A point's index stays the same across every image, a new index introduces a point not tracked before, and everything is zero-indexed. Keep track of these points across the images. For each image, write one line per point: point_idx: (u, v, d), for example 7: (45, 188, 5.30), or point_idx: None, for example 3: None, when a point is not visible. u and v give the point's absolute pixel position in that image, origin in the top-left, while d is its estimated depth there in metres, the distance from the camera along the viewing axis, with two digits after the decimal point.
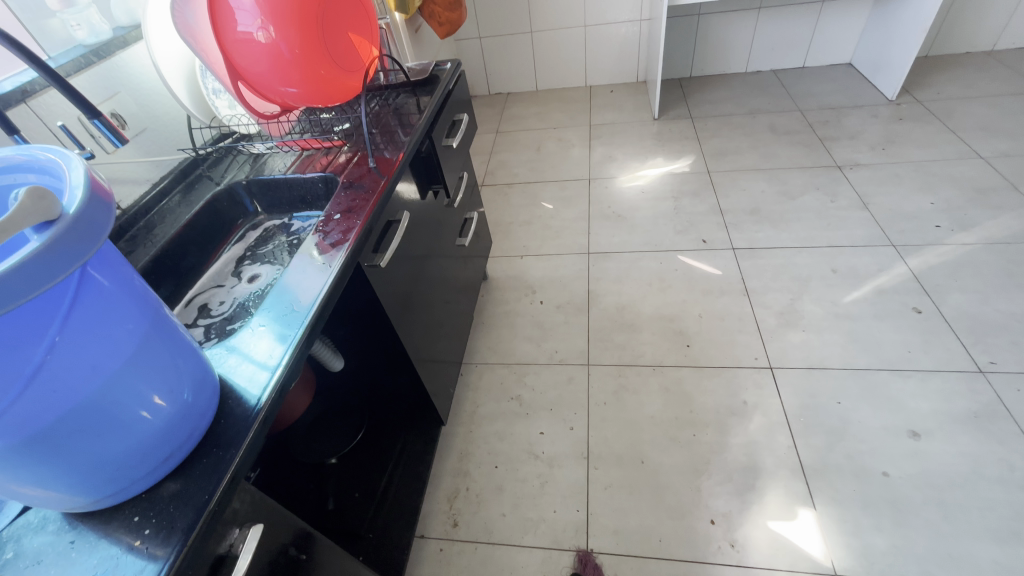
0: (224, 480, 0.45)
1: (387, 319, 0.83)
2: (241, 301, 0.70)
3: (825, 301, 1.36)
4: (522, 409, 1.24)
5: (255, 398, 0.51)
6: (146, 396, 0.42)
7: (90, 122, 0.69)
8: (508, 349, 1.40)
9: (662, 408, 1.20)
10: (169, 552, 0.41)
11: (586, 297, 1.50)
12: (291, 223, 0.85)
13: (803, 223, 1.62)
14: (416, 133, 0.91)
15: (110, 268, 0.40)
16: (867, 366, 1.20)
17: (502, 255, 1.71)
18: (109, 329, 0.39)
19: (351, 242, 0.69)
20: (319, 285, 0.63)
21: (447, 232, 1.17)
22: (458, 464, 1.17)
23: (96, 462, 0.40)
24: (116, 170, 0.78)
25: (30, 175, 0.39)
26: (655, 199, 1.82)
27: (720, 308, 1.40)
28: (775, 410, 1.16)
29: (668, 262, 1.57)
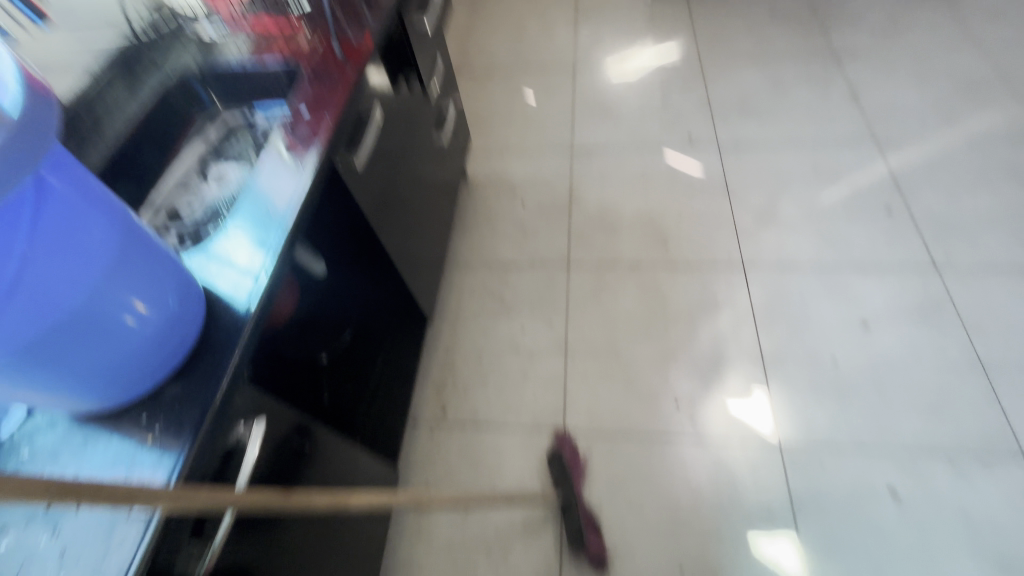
0: (224, 383, 0.47)
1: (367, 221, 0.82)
2: (210, 203, 0.66)
3: (802, 200, 1.38)
4: (504, 307, 1.29)
5: (243, 304, 0.52)
6: (134, 306, 0.42)
7: None
8: (489, 249, 1.41)
9: (638, 304, 1.26)
10: (182, 447, 0.43)
11: (568, 196, 1.49)
12: (251, 116, 0.77)
13: (791, 118, 1.58)
14: (384, 13, 0.82)
15: (69, 175, 0.38)
16: (833, 263, 1.26)
17: (482, 152, 1.64)
18: (81, 241, 0.38)
19: (323, 141, 0.65)
20: (296, 187, 0.61)
21: (423, 126, 1.11)
22: (444, 358, 1.23)
23: (95, 368, 0.41)
24: (42, 56, 0.70)
25: None
26: (643, 90, 1.72)
27: (700, 208, 1.41)
28: (743, 305, 1.23)
29: (652, 160, 1.53)
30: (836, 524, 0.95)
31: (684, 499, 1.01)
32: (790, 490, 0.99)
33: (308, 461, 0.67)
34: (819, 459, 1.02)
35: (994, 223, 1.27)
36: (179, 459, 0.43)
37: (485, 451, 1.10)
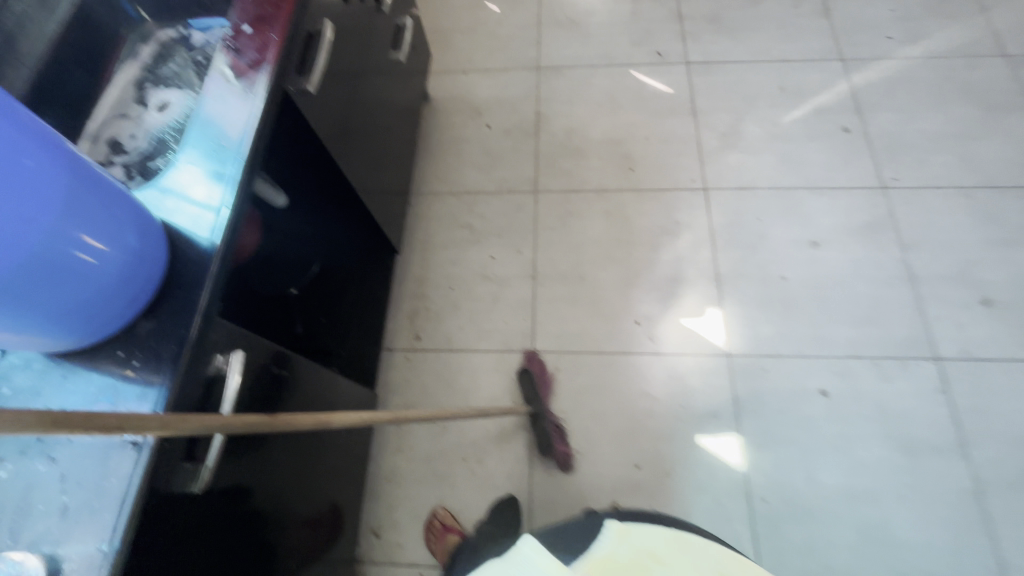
0: (198, 318, 0.48)
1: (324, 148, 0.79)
2: (157, 135, 0.63)
3: (766, 121, 1.39)
4: (472, 236, 1.30)
5: (207, 240, 0.51)
6: (91, 244, 0.42)
7: None
8: (455, 177, 1.38)
9: (604, 230, 1.29)
10: (164, 379, 0.45)
11: (535, 119, 1.44)
12: (190, 36, 0.71)
13: (762, 33, 1.54)
14: None
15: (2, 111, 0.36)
16: (790, 186, 1.31)
17: (444, 70, 1.55)
18: (24, 180, 0.37)
19: (272, 61, 0.61)
20: (247, 115, 0.58)
21: (378, 42, 1.03)
22: (415, 288, 1.25)
23: (63, 309, 0.41)
24: None
25: None
26: (613, 0, 1.63)
27: (666, 130, 1.40)
28: (703, 228, 1.27)
29: (621, 80, 1.49)
30: (773, 421, 1.08)
31: (642, 407, 1.11)
32: (736, 395, 1.10)
33: (287, 387, 0.70)
34: (763, 367, 1.12)
35: (941, 143, 1.32)
36: (163, 390, 0.45)
37: (458, 373, 1.16)
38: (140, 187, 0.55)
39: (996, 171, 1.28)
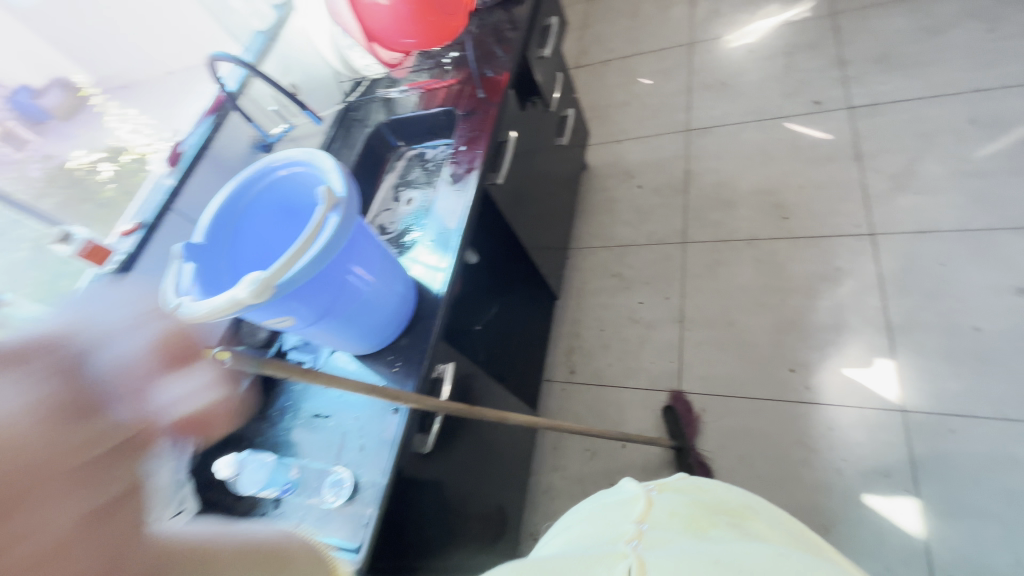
0: (435, 337, 0.76)
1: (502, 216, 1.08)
2: (407, 220, 0.95)
3: (950, 158, 1.28)
4: (623, 284, 1.46)
5: (439, 289, 0.80)
6: (386, 291, 0.72)
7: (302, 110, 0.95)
8: (608, 232, 1.57)
9: (754, 277, 1.32)
10: (415, 377, 0.73)
11: (684, 177, 1.57)
12: (426, 152, 1.07)
13: (946, 65, 1.42)
14: (513, 53, 1.04)
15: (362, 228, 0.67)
16: (985, 227, 1.18)
17: (600, 141, 1.79)
18: (364, 259, 0.68)
19: (478, 168, 0.91)
20: (464, 206, 0.87)
21: (547, 132, 1.31)
22: (571, 328, 1.45)
23: (370, 328, 0.72)
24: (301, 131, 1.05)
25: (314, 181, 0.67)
26: (765, 57, 1.69)
27: (824, 176, 1.39)
28: (870, 274, 1.22)
29: (773, 132, 1.53)
30: (963, 488, 0.97)
31: (796, 455, 1.09)
32: (912, 454, 1.02)
33: (475, 393, 0.96)
34: (949, 426, 1.02)
35: None
36: (415, 382, 0.72)
37: (608, 405, 1.30)
38: (402, 253, 0.88)
39: None
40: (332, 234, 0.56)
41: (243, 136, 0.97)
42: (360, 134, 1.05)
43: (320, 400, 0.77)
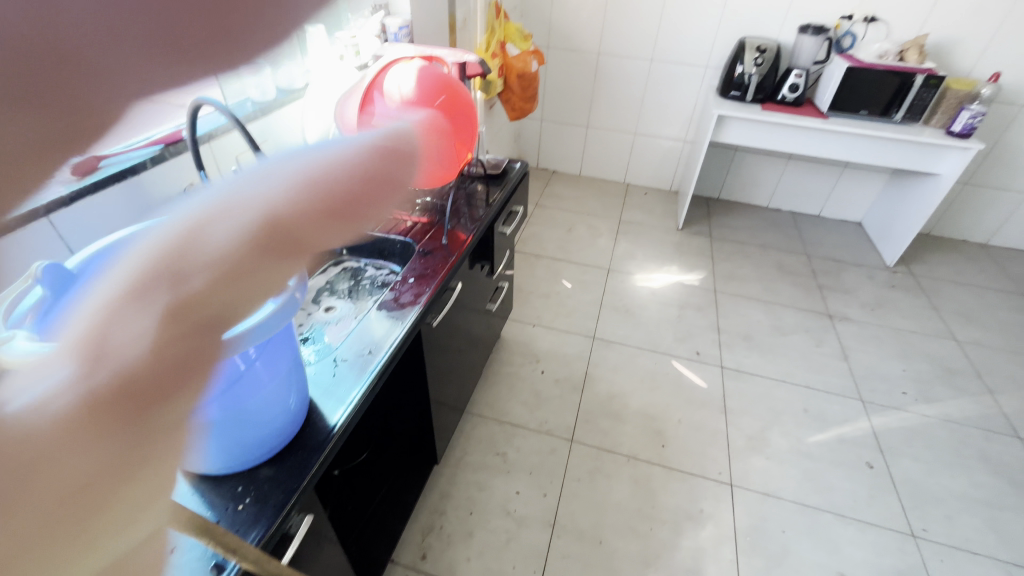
0: (307, 478, 0.61)
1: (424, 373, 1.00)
2: (317, 326, 0.91)
3: (791, 436, 1.52)
4: (504, 466, 1.39)
5: (334, 419, 0.68)
6: (289, 398, 0.60)
7: None
8: (503, 408, 1.56)
9: (629, 497, 1.33)
10: (264, 522, 0.56)
11: (584, 378, 1.67)
12: (365, 268, 1.08)
13: (787, 358, 1.80)
14: (484, 220, 1.12)
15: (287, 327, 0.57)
16: (815, 505, 1.35)
17: (517, 319, 1.89)
18: (279, 361, 0.57)
19: (421, 304, 0.89)
20: (393, 337, 0.81)
21: (483, 296, 1.34)
22: (437, 502, 1.30)
23: (237, 446, 0.57)
24: None
25: None
26: (662, 303, 2.01)
27: (698, 420, 1.55)
28: (726, 524, 1.29)
29: (662, 364, 1.74)
30: None
31: None
32: None
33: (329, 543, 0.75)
34: None
35: (970, 506, 1.37)
36: (261, 534, 0.55)
37: None
38: (310, 362, 0.77)
39: None
40: (263, 318, 0.48)
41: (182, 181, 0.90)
42: None
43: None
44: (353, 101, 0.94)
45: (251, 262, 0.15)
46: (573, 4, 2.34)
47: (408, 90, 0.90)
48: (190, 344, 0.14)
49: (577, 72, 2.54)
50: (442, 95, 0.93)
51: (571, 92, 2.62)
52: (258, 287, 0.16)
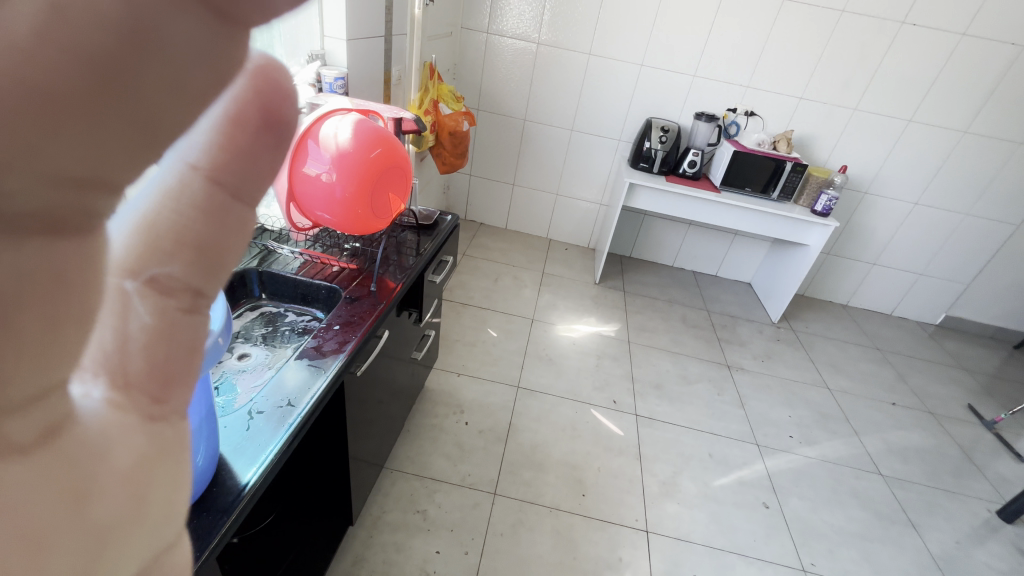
0: (209, 545, 0.55)
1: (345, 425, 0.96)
2: (228, 374, 0.85)
3: (699, 481, 1.62)
4: (424, 524, 1.33)
5: (247, 477, 0.63)
6: (198, 454, 0.56)
7: None
8: (424, 462, 1.51)
9: (550, 549, 1.33)
10: None
11: (508, 428, 1.67)
12: (284, 313, 1.04)
13: (693, 406, 1.94)
14: (414, 268, 1.13)
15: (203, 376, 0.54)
16: (721, 547, 1.43)
17: (442, 368, 1.87)
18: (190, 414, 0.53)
19: (346, 353, 0.86)
20: (314, 388, 0.78)
21: (409, 344, 1.33)
22: (349, 568, 1.20)
23: None
24: None
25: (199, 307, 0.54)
26: (582, 352, 2.11)
27: (616, 467, 1.61)
28: (643, 571, 1.32)
29: (582, 413, 1.80)
30: None
31: None
32: None
33: None
34: None
35: (848, 540, 1.53)
36: None
37: None
38: (219, 415, 0.71)
39: None
40: None
41: None
42: None
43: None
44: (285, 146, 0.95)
45: (199, 237, 0.20)
46: (501, 72, 2.52)
47: (344, 139, 0.92)
48: (183, 319, 0.21)
49: (505, 134, 2.71)
50: (378, 147, 0.95)
51: (498, 151, 2.77)
52: (219, 245, 0.21)
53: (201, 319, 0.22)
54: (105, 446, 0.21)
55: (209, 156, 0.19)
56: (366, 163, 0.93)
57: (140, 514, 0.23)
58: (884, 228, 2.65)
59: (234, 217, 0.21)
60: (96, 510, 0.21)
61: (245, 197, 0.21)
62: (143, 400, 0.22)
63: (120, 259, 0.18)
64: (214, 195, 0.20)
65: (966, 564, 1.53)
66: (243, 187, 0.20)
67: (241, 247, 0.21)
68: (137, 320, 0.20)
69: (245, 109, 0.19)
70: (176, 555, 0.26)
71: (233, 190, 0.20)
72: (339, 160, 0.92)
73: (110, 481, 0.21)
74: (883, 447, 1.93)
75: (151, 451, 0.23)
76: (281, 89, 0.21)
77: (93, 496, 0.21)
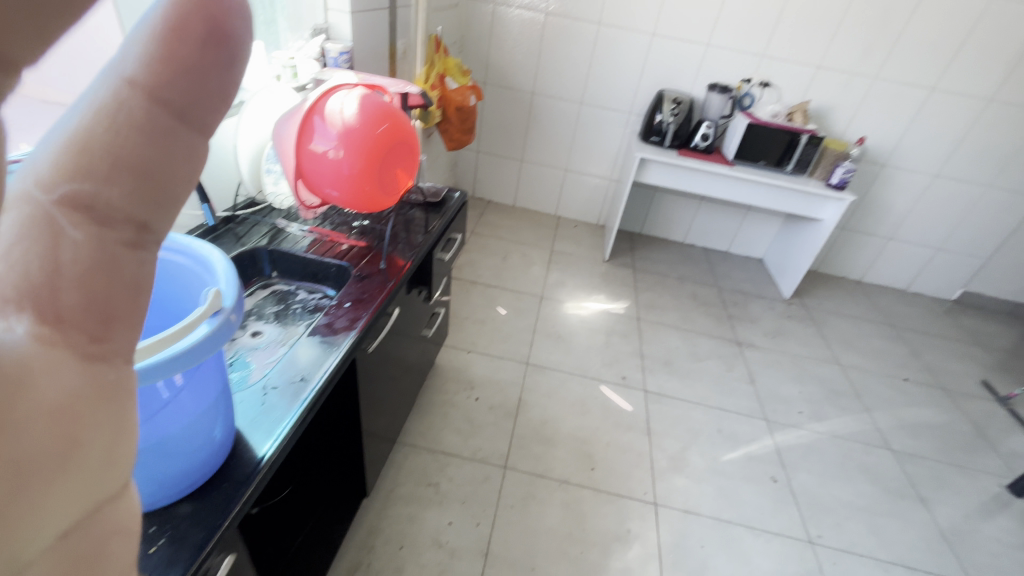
0: (230, 515, 0.57)
1: (358, 401, 0.97)
2: (243, 351, 0.87)
3: (708, 455, 1.64)
4: (437, 496, 1.36)
5: (263, 450, 0.64)
6: (216, 427, 0.57)
7: None
8: (436, 437, 1.53)
9: (560, 521, 1.36)
10: (180, 565, 0.51)
11: (517, 404, 1.69)
12: (295, 291, 1.05)
13: (703, 382, 1.95)
14: (423, 246, 1.13)
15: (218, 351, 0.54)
16: (729, 520, 1.45)
17: (452, 346, 1.89)
18: (207, 388, 0.54)
19: (356, 330, 0.87)
20: (326, 364, 0.79)
21: (419, 322, 1.34)
22: (365, 538, 1.24)
23: (153, 480, 0.52)
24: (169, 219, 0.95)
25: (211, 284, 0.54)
26: (592, 330, 2.11)
27: (625, 442, 1.63)
28: (651, 542, 1.35)
29: (591, 389, 1.81)
30: None
31: None
32: None
33: None
34: None
35: (856, 513, 1.55)
36: None
37: None
38: (234, 391, 0.72)
39: (908, 551, 1.46)
40: (195, 341, 0.46)
41: None
42: (231, 248, 0.98)
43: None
44: (291, 122, 0.94)
45: (139, 157, 0.21)
46: (509, 45, 2.46)
47: (350, 113, 0.91)
48: (126, 253, 0.22)
49: (513, 108, 2.66)
50: (385, 122, 0.94)
51: (505, 126, 2.73)
52: (168, 172, 0.23)
53: (146, 253, 0.23)
54: (34, 376, 0.20)
55: (145, 74, 0.20)
56: (373, 138, 0.92)
57: (80, 460, 0.22)
58: (901, 202, 2.59)
59: (183, 142, 0.23)
60: (18, 452, 0.20)
61: (191, 123, 0.23)
62: (81, 338, 0.21)
63: (40, 175, 0.20)
64: (157, 118, 0.21)
65: (974, 537, 1.54)
66: (185, 112, 0.22)
67: (190, 176, 0.23)
68: (71, 244, 0.21)
69: (183, 28, 0.21)
70: (121, 508, 0.25)
71: (174, 112, 0.22)
72: (346, 136, 0.91)
73: (35, 412, 0.20)
74: (893, 422, 1.93)
75: (90, 388, 0.22)
76: (211, 16, 0.21)
77: (12, 431, 0.20)
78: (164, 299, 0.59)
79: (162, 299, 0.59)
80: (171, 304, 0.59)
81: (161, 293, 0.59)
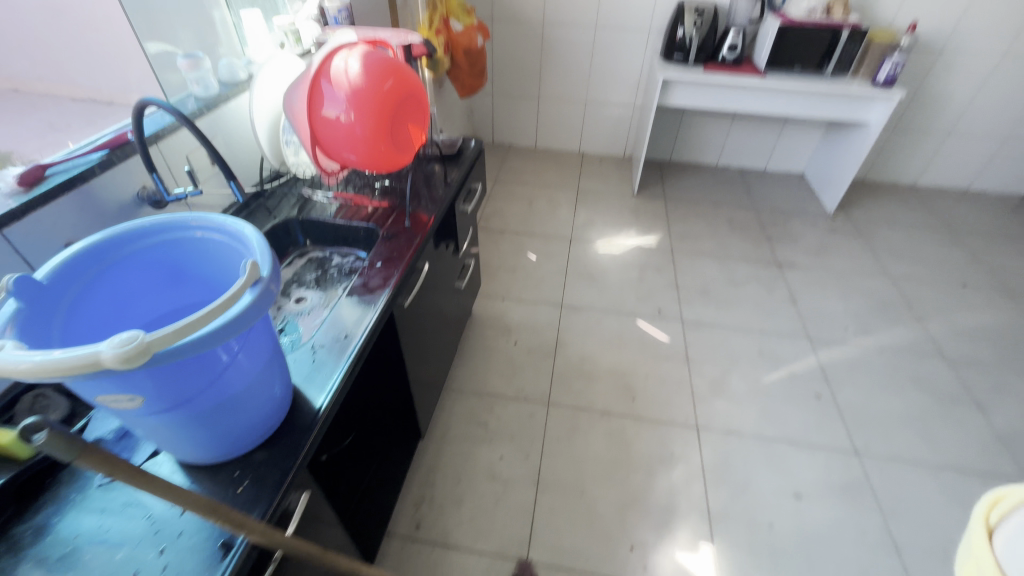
0: (300, 458, 0.64)
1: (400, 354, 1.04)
2: (290, 316, 0.94)
3: (749, 379, 1.65)
4: (487, 434, 1.46)
5: (320, 402, 0.71)
6: (274, 384, 0.63)
7: (229, 183, 0.87)
8: (480, 381, 1.61)
9: (605, 449, 1.43)
10: (265, 501, 0.59)
11: (555, 344, 1.74)
12: (330, 256, 1.10)
13: (742, 308, 1.92)
14: (443, 200, 1.14)
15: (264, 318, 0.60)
16: (773, 437, 1.48)
17: (487, 295, 1.93)
18: (261, 350, 0.60)
19: (389, 288, 0.91)
20: (366, 321, 0.84)
21: (451, 275, 1.37)
22: (426, 474, 1.36)
23: (229, 433, 0.60)
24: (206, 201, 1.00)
25: (249, 257, 0.59)
26: (624, 265, 2.10)
27: (664, 371, 1.66)
28: (695, 463, 1.41)
29: (628, 324, 1.83)
30: None
31: None
32: None
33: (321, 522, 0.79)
34: None
35: (904, 423, 1.54)
36: (262, 511, 0.58)
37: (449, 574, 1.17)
38: (288, 352, 0.79)
39: (961, 457, 1.45)
40: (241, 308, 0.50)
41: (131, 184, 0.84)
42: (264, 222, 1.03)
43: (127, 495, 0.61)
44: (299, 89, 0.95)
45: None
46: None
47: (354, 72, 0.91)
48: None
49: (524, 43, 2.53)
50: (390, 78, 0.94)
51: (518, 64, 2.61)
52: None
53: None
54: None
55: None
56: (381, 96, 0.92)
57: None
58: (962, 92, 2.34)
59: None
60: None
61: None
62: None
63: None
64: None
65: None
66: None
67: None
68: None
69: None
70: None
71: None
72: (354, 96, 0.91)
73: None
74: (949, 330, 1.85)
75: None
76: None
77: None
78: (210, 273, 0.65)
79: (208, 274, 0.65)
80: (216, 278, 0.65)
81: (205, 268, 0.64)
